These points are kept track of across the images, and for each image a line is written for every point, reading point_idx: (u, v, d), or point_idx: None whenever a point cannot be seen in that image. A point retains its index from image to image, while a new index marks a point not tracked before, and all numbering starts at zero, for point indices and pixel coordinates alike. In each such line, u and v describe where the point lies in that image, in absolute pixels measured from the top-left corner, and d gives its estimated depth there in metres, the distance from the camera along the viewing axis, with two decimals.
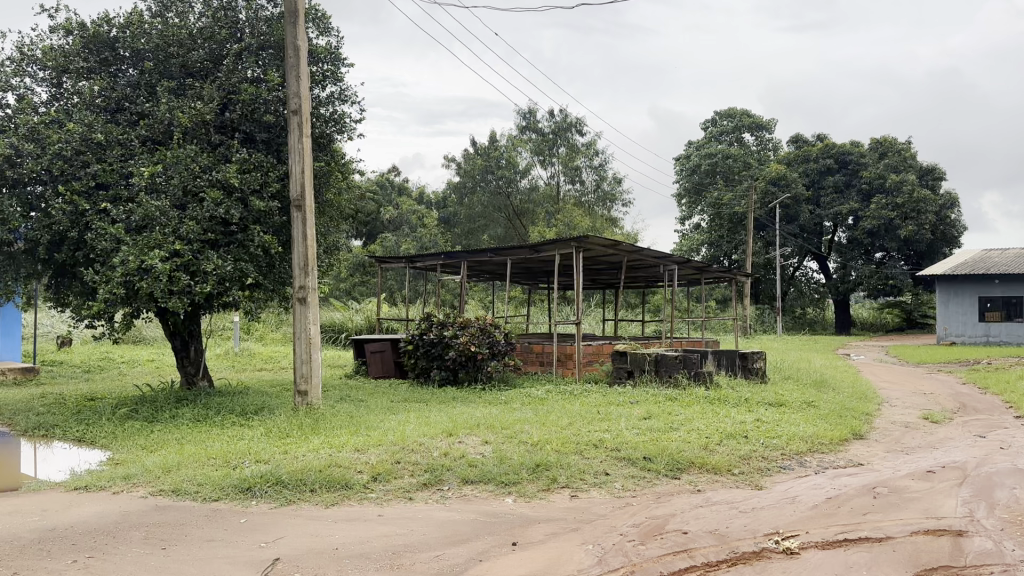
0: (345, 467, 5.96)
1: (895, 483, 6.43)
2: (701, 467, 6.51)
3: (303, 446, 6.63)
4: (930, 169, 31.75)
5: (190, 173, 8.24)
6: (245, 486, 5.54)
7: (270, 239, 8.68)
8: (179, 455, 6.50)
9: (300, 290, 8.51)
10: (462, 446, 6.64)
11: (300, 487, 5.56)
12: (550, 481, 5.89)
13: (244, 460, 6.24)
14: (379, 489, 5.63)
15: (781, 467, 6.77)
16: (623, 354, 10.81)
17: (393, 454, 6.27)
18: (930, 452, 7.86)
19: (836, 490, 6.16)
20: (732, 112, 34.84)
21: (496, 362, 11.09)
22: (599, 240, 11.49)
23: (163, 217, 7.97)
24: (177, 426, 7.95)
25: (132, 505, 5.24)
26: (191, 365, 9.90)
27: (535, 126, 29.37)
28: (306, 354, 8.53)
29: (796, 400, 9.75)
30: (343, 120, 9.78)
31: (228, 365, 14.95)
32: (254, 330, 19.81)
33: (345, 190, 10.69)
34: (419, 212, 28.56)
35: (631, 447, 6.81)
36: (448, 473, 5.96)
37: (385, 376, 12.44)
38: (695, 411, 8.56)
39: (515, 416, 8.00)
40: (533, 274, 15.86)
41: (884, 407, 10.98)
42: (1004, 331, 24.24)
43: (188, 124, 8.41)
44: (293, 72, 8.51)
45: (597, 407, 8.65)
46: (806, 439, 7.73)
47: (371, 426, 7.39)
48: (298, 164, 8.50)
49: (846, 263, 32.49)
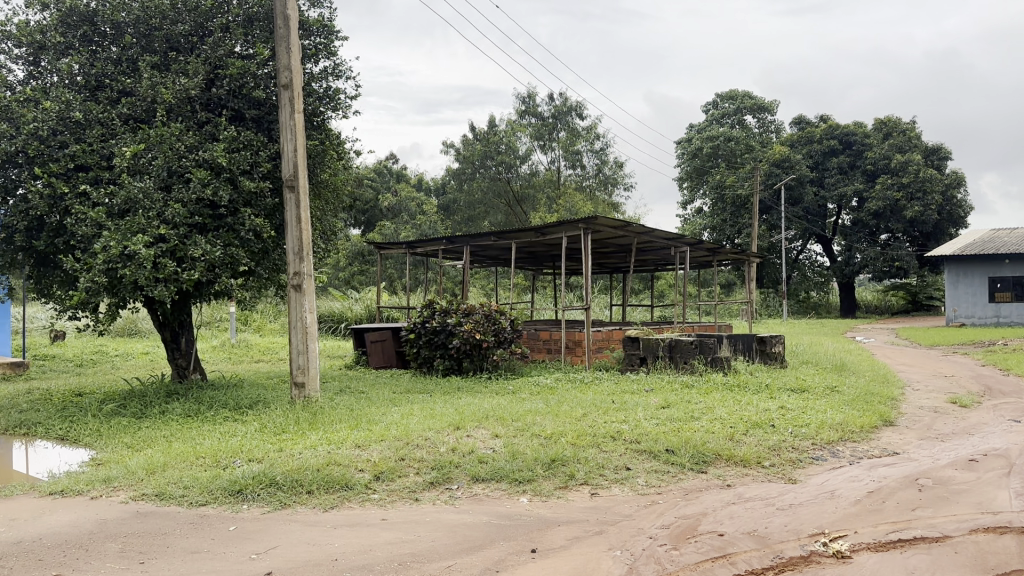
0: (345, 465, 5.48)
1: (938, 474, 5.96)
2: (728, 460, 6.04)
3: (299, 443, 6.14)
4: (936, 148, 31.21)
5: (175, 153, 7.73)
6: (236, 488, 5.06)
7: (263, 222, 8.16)
8: (166, 455, 6.02)
9: (295, 277, 8.00)
10: (471, 440, 6.17)
11: (296, 488, 5.09)
12: (567, 477, 5.42)
13: (235, 460, 5.76)
14: (381, 489, 5.16)
15: (813, 458, 6.31)
16: (635, 340, 10.32)
17: (397, 450, 5.80)
18: (966, 439, 7.41)
19: (876, 482, 5.69)
20: (733, 94, 34.33)
21: (502, 351, 10.61)
22: (609, 221, 10.96)
23: (147, 199, 7.47)
24: (166, 422, 7.47)
25: (110, 512, 4.76)
26: (181, 357, 9.40)
27: (535, 111, 28.93)
28: (302, 344, 8.04)
29: (819, 385, 9.29)
30: (338, 96, 9.25)
31: (224, 357, 14.46)
32: (251, 321, 19.31)
33: (342, 171, 10.19)
34: (419, 200, 27.96)
35: (651, 439, 6.33)
36: (457, 471, 5.49)
37: (386, 367, 11.99)
38: (716, 398, 8.09)
39: (525, 407, 7.51)
40: (538, 258, 15.39)
41: (908, 392, 10.52)
42: (1014, 312, 23.84)
43: (172, 100, 7.90)
44: (283, 43, 7.98)
45: (612, 396, 8.19)
46: (836, 427, 7.26)
47: (372, 420, 6.89)
48: (291, 142, 7.99)
49: (852, 246, 32.00)
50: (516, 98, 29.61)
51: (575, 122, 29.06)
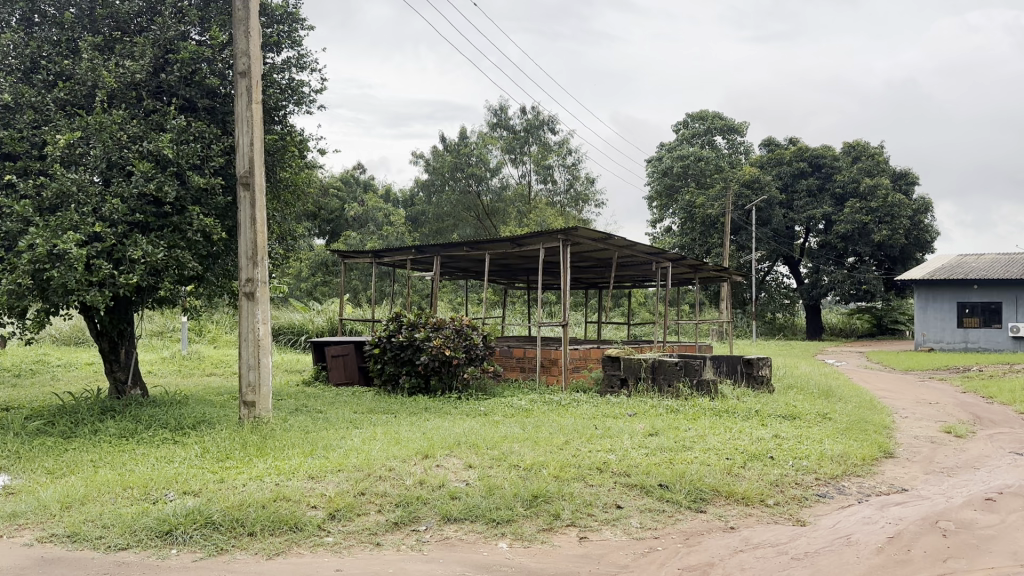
0: (295, 501, 4.73)
1: (958, 515, 5.37)
2: (729, 497, 5.41)
3: (244, 472, 5.38)
4: (903, 173, 31.19)
5: (115, 143, 6.96)
6: (163, 528, 4.30)
7: (212, 222, 7.36)
8: (88, 484, 5.23)
9: (247, 284, 7.25)
10: (440, 471, 5.46)
11: (236, 529, 4.35)
12: (551, 517, 4.74)
13: (167, 492, 4.97)
14: (336, 530, 4.43)
15: (820, 496, 5.71)
16: (616, 360, 9.70)
17: (356, 483, 5.06)
18: (973, 474, 6.86)
19: (892, 525, 5.09)
20: (704, 114, 34.15)
21: (474, 369, 9.93)
22: (589, 233, 10.30)
23: (82, 194, 6.72)
24: (97, 444, 6.65)
25: (7, 559, 3.97)
26: (120, 370, 8.56)
27: (506, 124, 28.43)
28: (254, 358, 7.26)
29: (811, 412, 8.72)
30: (302, 89, 8.55)
31: (174, 369, 13.56)
32: (206, 332, 18.36)
33: (304, 170, 9.45)
34: (386, 211, 26.99)
35: (642, 472, 5.68)
36: (425, 509, 4.76)
37: (348, 383, 11.24)
38: (705, 425, 7.46)
39: (499, 432, 6.83)
40: (511, 271, 14.73)
41: (899, 419, 10.00)
42: (983, 337, 23.56)
43: (114, 85, 7.14)
44: (242, 27, 7.26)
45: (593, 420, 7.54)
46: (838, 460, 6.67)
47: (329, 446, 6.16)
48: (247, 134, 7.25)
49: (819, 268, 31.81)
50: (487, 110, 29.04)
51: (547, 136, 28.68)
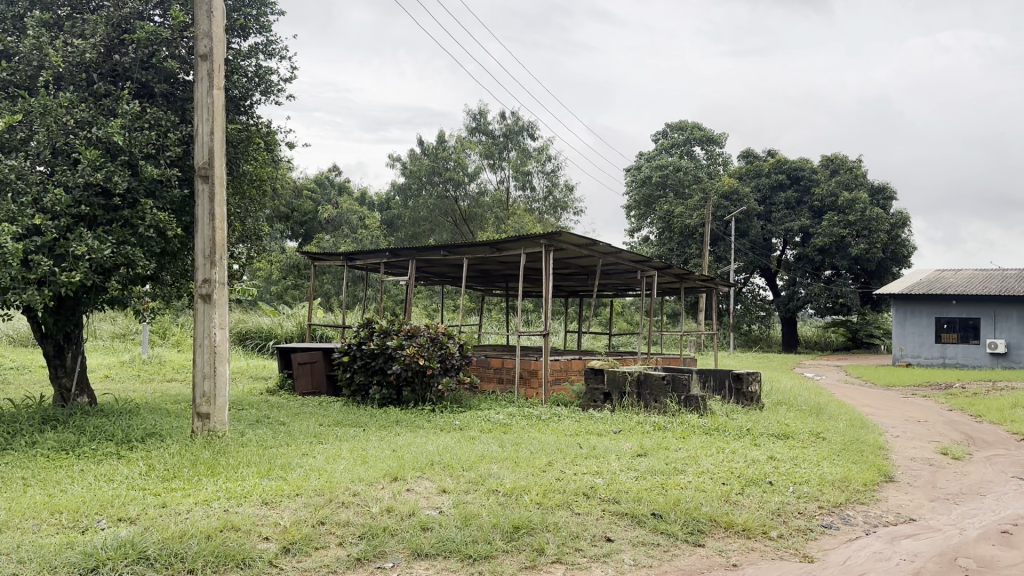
0: (244, 531, 4.18)
1: (977, 551, 4.91)
2: (728, 528, 4.92)
3: (187, 496, 4.79)
4: (882, 187, 31.05)
5: (59, 127, 6.38)
6: (89, 564, 3.69)
7: (167, 217, 6.76)
8: (10, 508, 4.61)
9: (204, 285, 6.67)
10: (410, 497, 4.91)
11: (174, 565, 3.78)
12: (534, 552, 4.22)
13: (100, 519, 4.38)
14: (289, 568, 3.87)
15: (825, 527, 5.24)
16: (599, 372, 9.20)
17: (316, 511, 4.50)
18: (981, 501, 6.44)
19: (908, 563, 4.62)
20: (684, 124, 33.79)
21: (449, 380, 9.34)
22: (573, 239, 9.81)
23: (21, 181, 6.12)
24: (31, 458, 6.03)
25: None
26: (65, 376, 7.91)
27: (485, 128, 27.81)
28: (209, 367, 6.67)
29: (804, 431, 8.28)
30: (269, 78, 7.99)
31: (133, 374, 12.87)
32: (170, 335, 17.65)
33: (273, 165, 8.88)
34: (361, 213, 26.24)
35: (634, 499, 5.18)
36: (392, 543, 4.21)
37: (315, 392, 10.66)
38: (695, 445, 6.98)
39: (476, 450, 6.30)
40: (490, 277, 14.21)
41: (891, 439, 9.60)
42: (960, 352, 23.37)
43: (60, 65, 6.58)
44: (204, 6, 6.69)
45: (577, 438, 7.04)
46: (839, 485, 6.22)
47: (288, 465, 5.58)
48: (206, 122, 6.66)
49: (796, 281, 31.45)
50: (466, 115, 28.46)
51: (527, 142, 28.30)
